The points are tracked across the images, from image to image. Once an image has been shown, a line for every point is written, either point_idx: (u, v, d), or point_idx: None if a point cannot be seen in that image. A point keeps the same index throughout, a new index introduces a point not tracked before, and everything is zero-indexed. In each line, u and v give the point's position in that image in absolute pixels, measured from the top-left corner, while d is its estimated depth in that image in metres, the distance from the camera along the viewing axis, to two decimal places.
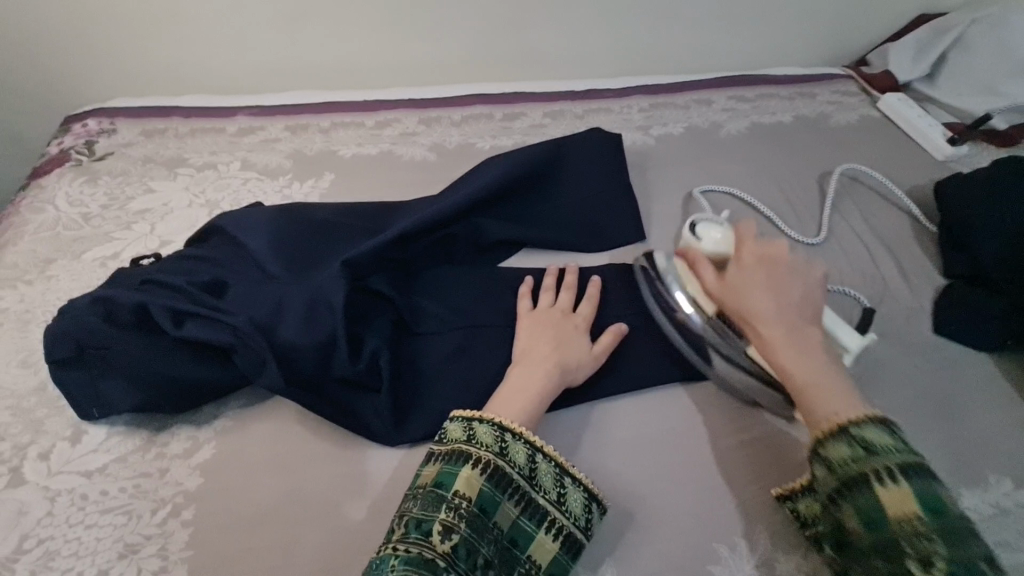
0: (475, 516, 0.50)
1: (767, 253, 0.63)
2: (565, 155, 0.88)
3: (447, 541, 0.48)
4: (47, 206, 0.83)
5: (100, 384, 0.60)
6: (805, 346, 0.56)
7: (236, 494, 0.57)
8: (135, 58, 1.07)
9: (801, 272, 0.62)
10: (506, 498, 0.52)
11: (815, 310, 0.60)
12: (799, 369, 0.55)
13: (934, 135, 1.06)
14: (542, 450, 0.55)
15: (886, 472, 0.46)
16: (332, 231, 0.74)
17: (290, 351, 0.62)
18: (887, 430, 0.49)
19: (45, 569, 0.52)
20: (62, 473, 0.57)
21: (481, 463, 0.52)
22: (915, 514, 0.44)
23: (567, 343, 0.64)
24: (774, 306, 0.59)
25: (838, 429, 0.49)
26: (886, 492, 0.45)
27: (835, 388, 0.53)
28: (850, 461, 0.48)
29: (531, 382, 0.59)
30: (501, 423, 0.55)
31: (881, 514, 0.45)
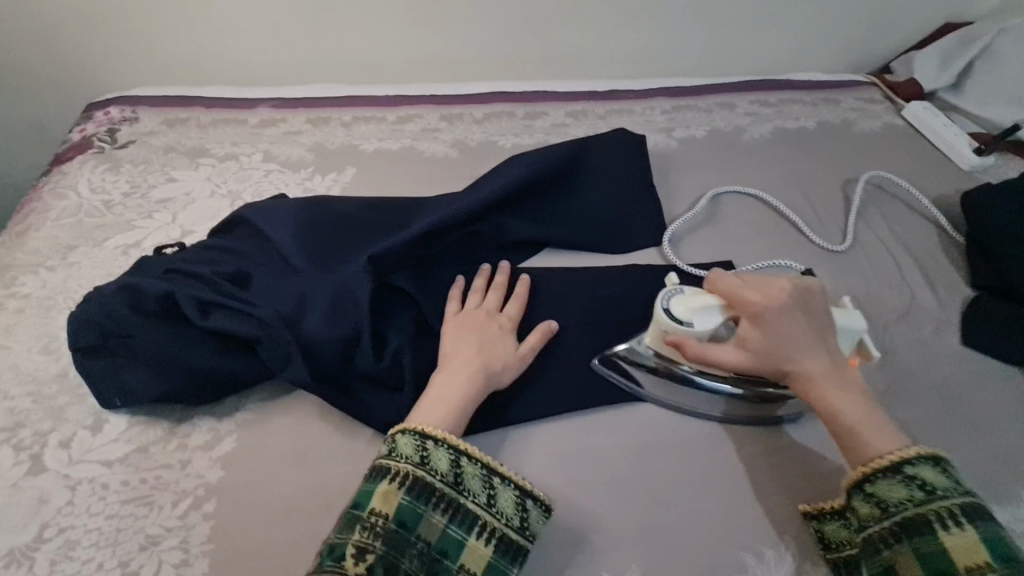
0: (393, 533, 0.48)
1: (772, 299, 0.57)
2: (589, 156, 0.87)
3: (363, 562, 0.47)
4: (70, 193, 0.83)
5: (122, 373, 0.59)
6: (839, 381, 0.56)
7: (256, 488, 0.56)
8: (158, 47, 1.06)
9: (807, 302, 0.59)
10: (429, 509, 0.50)
11: (831, 335, 0.59)
12: (853, 419, 0.54)
13: (961, 144, 1.04)
14: (466, 452, 0.53)
15: (951, 515, 0.47)
16: (356, 225, 0.74)
17: (314, 345, 0.61)
18: (941, 469, 0.50)
19: (65, 559, 0.51)
20: (83, 461, 0.57)
21: (398, 477, 0.50)
22: (983, 560, 0.45)
23: (491, 346, 0.62)
24: (805, 350, 0.56)
25: (889, 469, 0.50)
26: (951, 536, 0.46)
27: (879, 423, 0.53)
28: (908, 501, 0.49)
29: (453, 389, 0.57)
30: (422, 431, 0.53)
31: (947, 561, 0.45)
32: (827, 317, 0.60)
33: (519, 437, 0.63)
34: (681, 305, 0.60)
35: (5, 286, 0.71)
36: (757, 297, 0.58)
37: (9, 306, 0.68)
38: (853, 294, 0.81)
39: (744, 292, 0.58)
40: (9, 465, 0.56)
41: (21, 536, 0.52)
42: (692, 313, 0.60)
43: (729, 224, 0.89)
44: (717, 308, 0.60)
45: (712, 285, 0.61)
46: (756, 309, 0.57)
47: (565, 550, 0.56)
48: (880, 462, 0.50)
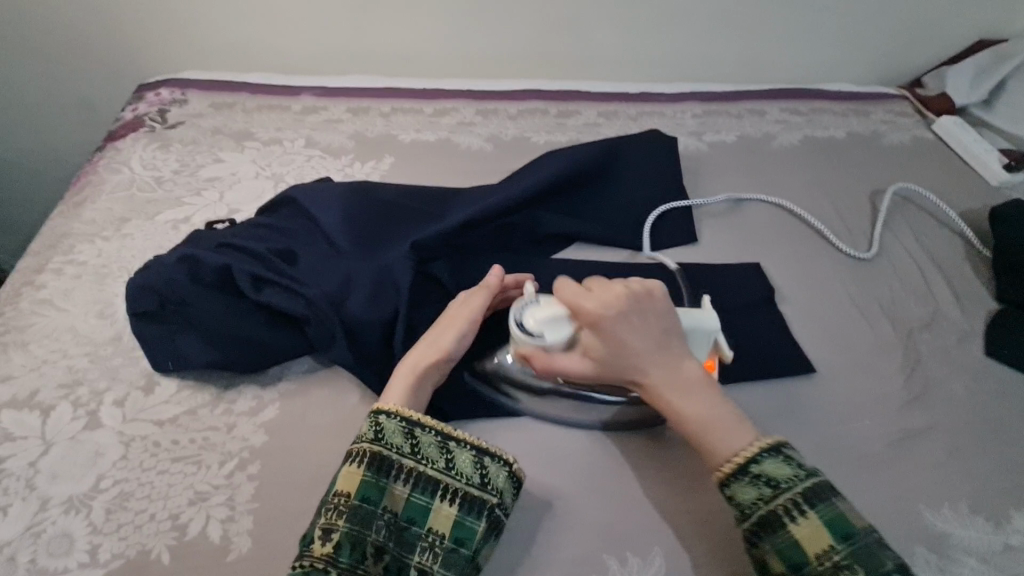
0: (356, 509, 0.51)
1: (604, 305, 0.55)
2: (621, 156, 0.90)
3: (329, 542, 0.49)
4: (123, 168, 0.87)
5: (177, 338, 0.63)
6: (688, 384, 0.55)
7: (290, 456, 0.59)
8: (206, 33, 1.10)
9: (644, 305, 0.56)
10: (390, 481, 0.53)
11: (675, 335, 0.57)
12: (692, 413, 0.54)
13: (990, 160, 1.05)
14: (420, 422, 0.55)
15: (794, 506, 0.49)
16: (398, 211, 0.77)
17: (356, 322, 0.64)
18: (783, 457, 0.52)
19: (119, 509, 0.54)
20: (136, 420, 0.60)
21: (359, 456, 0.53)
22: (827, 544, 0.48)
23: (438, 323, 0.63)
24: (648, 358, 0.55)
25: (739, 469, 0.52)
26: (799, 527, 0.49)
27: (725, 420, 0.54)
28: (758, 500, 0.50)
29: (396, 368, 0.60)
30: (376, 408, 0.56)
31: (801, 554, 0.48)
32: (667, 311, 0.57)
33: (524, 428, 0.64)
34: (531, 321, 0.59)
35: (63, 253, 0.74)
36: (593, 306, 0.56)
37: (68, 272, 0.72)
38: (877, 301, 0.82)
39: (583, 300, 0.56)
40: (68, 420, 0.59)
41: (79, 485, 0.55)
42: (541, 325, 0.59)
43: (755, 227, 0.90)
44: (559, 318, 0.58)
45: (558, 295, 0.59)
46: (595, 321, 0.55)
47: (581, 531, 0.57)
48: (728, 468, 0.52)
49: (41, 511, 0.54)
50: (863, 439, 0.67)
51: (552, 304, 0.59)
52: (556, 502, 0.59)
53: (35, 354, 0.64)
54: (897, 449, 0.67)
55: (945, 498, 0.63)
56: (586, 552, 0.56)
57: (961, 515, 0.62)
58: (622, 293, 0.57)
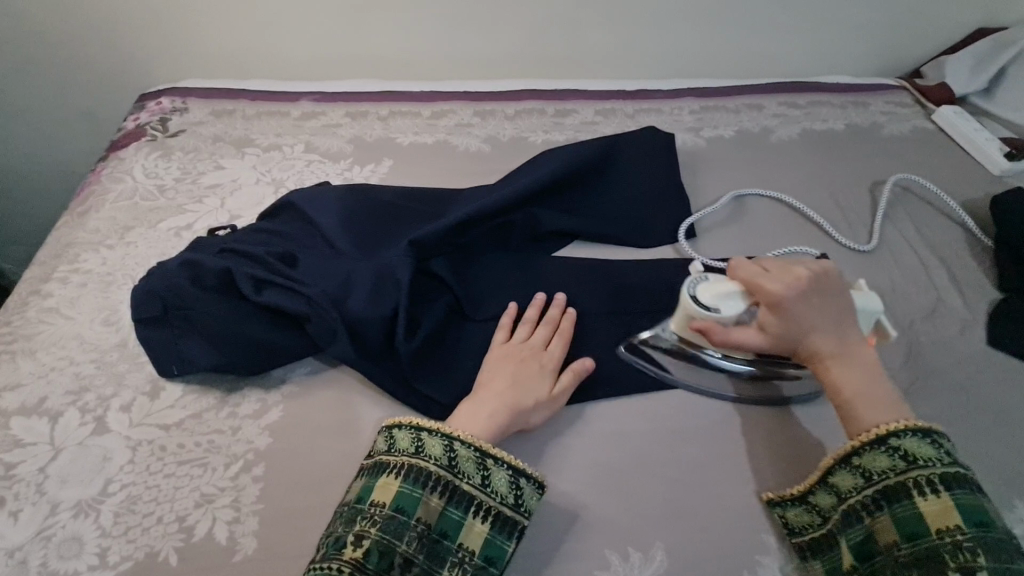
0: (390, 519, 0.50)
1: (787, 281, 0.59)
2: (619, 153, 0.90)
3: (359, 548, 0.49)
4: (126, 177, 0.88)
5: (181, 343, 0.64)
6: (855, 364, 0.57)
7: (297, 459, 0.59)
8: (205, 40, 1.11)
9: (824, 287, 0.60)
10: (427, 493, 0.52)
11: (849, 320, 0.60)
12: (856, 387, 0.56)
13: (991, 148, 1.04)
14: (460, 437, 0.55)
15: (928, 483, 0.50)
16: (397, 213, 0.77)
17: (357, 322, 0.65)
18: (929, 442, 0.52)
19: (128, 512, 0.55)
20: (143, 424, 0.61)
21: (397, 468, 0.53)
22: (954, 524, 0.48)
23: (525, 382, 0.62)
24: (819, 332, 0.58)
25: (877, 440, 0.53)
26: (927, 503, 0.49)
27: (882, 399, 0.55)
28: (890, 470, 0.52)
29: (479, 417, 0.58)
30: (416, 423, 0.56)
31: (923, 527, 0.49)
32: (844, 298, 0.60)
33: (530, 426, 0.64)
34: (706, 292, 0.62)
35: (69, 262, 0.75)
36: (777, 283, 0.59)
37: (74, 280, 0.73)
38: (879, 293, 0.82)
39: (765, 279, 0.60)
40: (76, 426, 0.60)
41: (87, 489, 0.56)
42: (718, 299, 0.61)
43: (752, 222, 0.90)
44: (739, 296, 0.61)
45: (733, 273, 0.63)
46: (777, 296, 0.59)
47: (588, 531, 0.57)
48: (873, 436, 0.53)
49: (50, 515, 0.54)
50: None
51: (726, 281, 0.62)
52: (559, 496, 0.59)
53: (42, 361, 0.65)
54: None
55: None
56: (594, 553, 0.56)
57: None
58: (803, 274, 0.60)
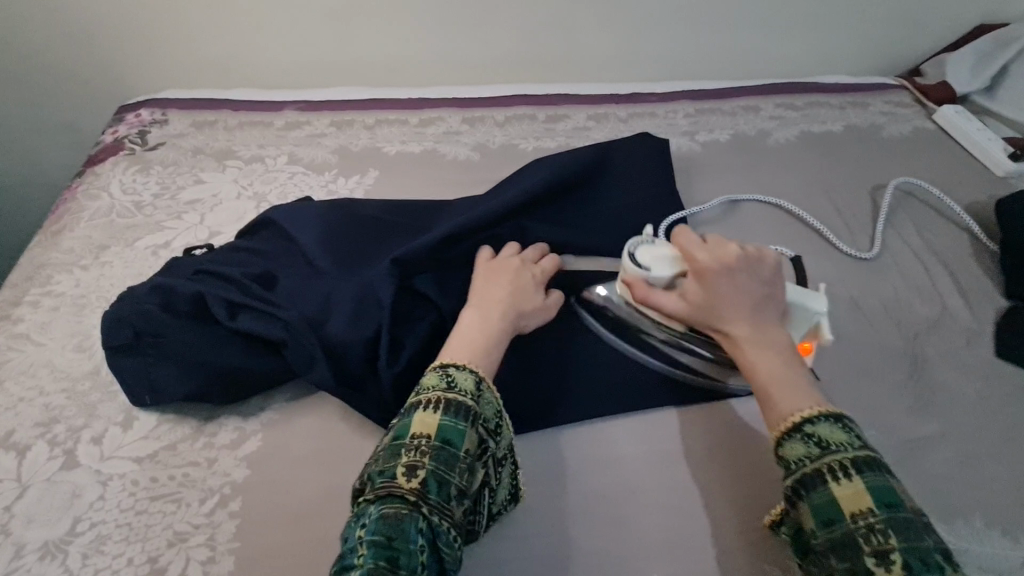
0: (439, 450, 0.47)
1: (715, 256, 0.58)
2: (612, 161, 0.87)
3: (415, 479, 0.45)
4: (103, 194, 0.85)
5: (153, 370, 0.61)
6: (772, 349, 0.54)
7: (276, 490, 0.57)
8: (186, 49, 1.08)
9: (753, 267, 0.58)
10: (468, 427, 0.49)
11: (776, 304, 0.58)
12: (766, 369, 0.53)
13: (995, 150, 1.01)
14: (487, 380, 0.53)
15: (840, 467, 0.46)
16: (380, 227, 0.75)
17: (337, 345, 0.62)
18: (840, 425, 0.49)
19: (96, 553, 0.52)
20: (114, 457, 0.58)
21: (432, 403, 0.49)
22: (867, 507, 0.44)
23: (522, 292, 0.63)
24: (741, 311, 0.56)
25: (795, 428, 0.49)
26: (840, 488, 0.45)
27: (797, 383, 0.52)
28: (806, 458, 0.47)
29: (486, 328, 0.57)
30: (444, 362, 0.53)
31: (837, 512, 0.45)
32: (776, 281, 0.59)
33: (524, 451, 0.62)
34: (646, 252, 0.64)
35: (41, 284, 0.73)
36: (706, 257, 0.59)
37: (45, 304, 0.70)
38: (881, 303, 0.79)
39: (696, 251, 0.59)
40: (44, 460, 0.58)
41: (54, 529, 0.53)
42: (653, 260, 0.63)
43: (751, 230, 0.87)
44: (673, 260, 0.63)
45: (676, 240, 0.62)
46: (703, 270, 0.58)
47: (583, 561, 0.54)
48: (787, 423, 0.49)
49: (15, 558, 0.52)
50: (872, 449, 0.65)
51: (666, 246, 0.64)
52: (553, 527, 0.56)
53: (9, 392, 0.62)
54: (906, 461, 0.64)
55: (958, 511, 0.61)
56: None
57: (975, 530, 0.59)
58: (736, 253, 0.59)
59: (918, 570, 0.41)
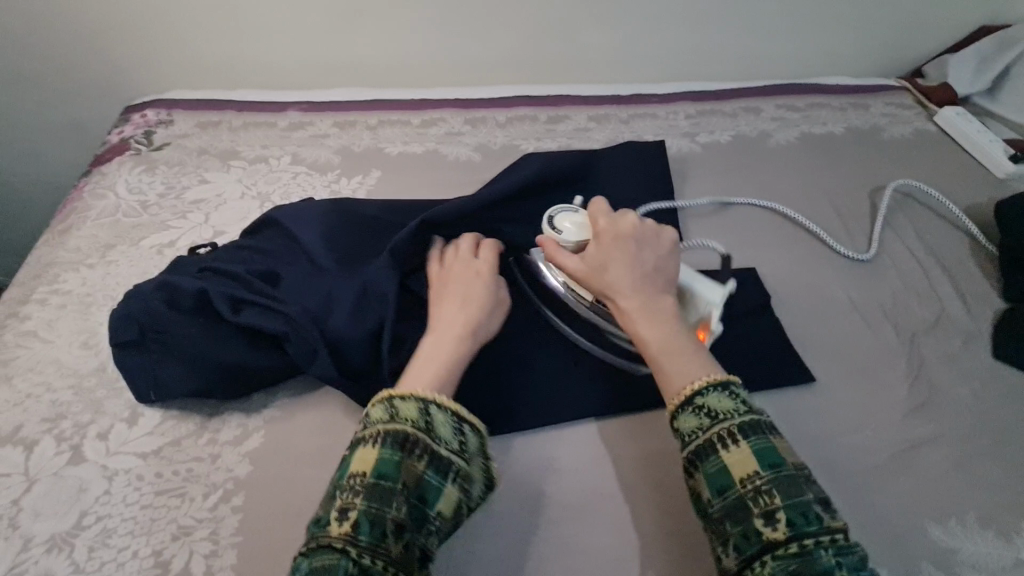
0: (372, 487, 0.45)
1: (603, 241, 0.61)
2: (601, 164, 0.88)
3: (347, 522, 0.44)
4: (109, 193, 0.86)
5: (158, 367, 0.62)
6: (663, 320, 0.56)
7: (279, 485, 0.58)
8: (192, 49, 1.09)
9: (639, 247, 0.61)
10: (409, 457, 0.47)
11: (665, 279, 0.60)
12: (659, 340, 0.55)
13: (996, 152, 1.01)
14: (437, 402, 0.51)
15: (728, 435, 0.48)
16: (382, 227, 0.76)
17: (340, 340, 0.63)
18: (728, 393, 0.50)
19: (102, 546, 0.54)
20: (120, 453, 0.59)
21: (370, 437, 0.48)
22: (753, 471, 0.46)
23: (475, 302, 0.63)
24: (632, 288, 0.58)
25: (686, 401, 0.50)
26: (729, 454, 0.47)
27: (689, 355, 0.54)
28: (697, 429, 0.49)
29: (439, 351, 0.57)
30: (388, 393, 0.51)
31: (727, 478, 0.47)
32: (667, 256, 0.62)
33: (520, 450, 0.63)
34: (564, 218, 0.66)
35: (48, 282, 0.74)
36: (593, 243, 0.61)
37: (52, 302, 0.72)
38: (879, 304, 0.80)
39: (602, 223, 0.63)
40: (51, 455, 0.59)
41: (61, 523, 0.55)
42: (572, 225, 0.65)
43: (748, 231, 0.88)
44: (583, 229, 0.65)
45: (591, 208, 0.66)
46: (602, 240, 0.61)
47: (578, 553, 0.56)
48: (679, 396, 0.51)
49: (22, 551, 0.53)
50: (866, 450, 0.65)
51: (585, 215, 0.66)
52: (549, 520, 0.58)
53: (18, 388, 0.63)
54: (901, 460, 0.64)
55: (952, 512, 0.61)
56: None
57: (969, 529, 0.60)
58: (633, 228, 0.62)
59: (799, 525, 0.43)
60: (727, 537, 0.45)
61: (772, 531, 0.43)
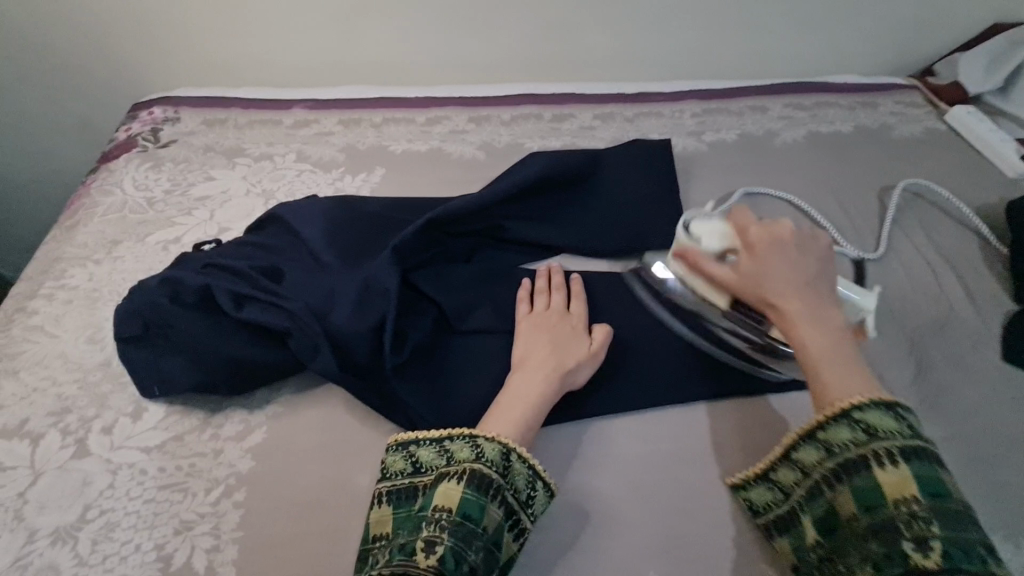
0: (458, 525, 0.47)
1: (767, 235, 0.62)
2: (605, 162, 0.88)
3: (432, 555, 0.45)
4: (115, 190, 0.87)
5: (162, 362, 0.63)
6: (824, 327, 0.55)
7: (279, 481, 0.58)
8: (199, 47, 1.10)
9: (808, 252, 0.61)
10: (491, 502, 0.50)
11: (829, 289, 0.59)
12: (815, 346, 0.54)
13: (1007, 151, 1.00)
14: (517, 451, 0.54)
15: (886, 454, 0.47)
16: (384, 224, 0.76)
17: (341, 336, 0.63)
18: (893, 413, 0.49)
19: (105, 539, 0.54)
20: (123, 447, 0.60)
21: (457, 474, 0.51)
22: (911, 494, 0.45)
23: (564, 346, 0.63)
24: (795, 287, 0.58)
25: (840, 413, 0.50)
26: (885, 475, 0.46)
27: (850, 366, 0.52)
28: (850, 443, 0.49)
29: (527, 392, 0.58)
30: (470, 433, 0.54)
31: (879, 497, 0.46)
32: (825, 269, 0.61)
33: None
34: (701, 227, 0.68)
35: (55, 278, 0.74)
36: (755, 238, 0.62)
37: (59, 297, 0.72)
38: (887, 305, 0.79)
39: (751, 227, 0.64)
40: (56, 448, 0.59)
41: (66, 516, 0.55)
42: (700, 232, 0.68)
43: None
44: (723, 236, 0.67)
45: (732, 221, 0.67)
46: (752, 243, 0.62)
47: (581, 558, 0.56)
48: (833, 408, 0.50)
49: (27, 543, 0.54)
50: None
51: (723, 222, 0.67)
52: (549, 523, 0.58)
53: (24, 381, 0.64)
54: None
55: None
56: None
57: None
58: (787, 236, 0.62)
59: (957, 559, 0.41)
60: (869, 553, 0.45)
61: (923, 558, 0.42)
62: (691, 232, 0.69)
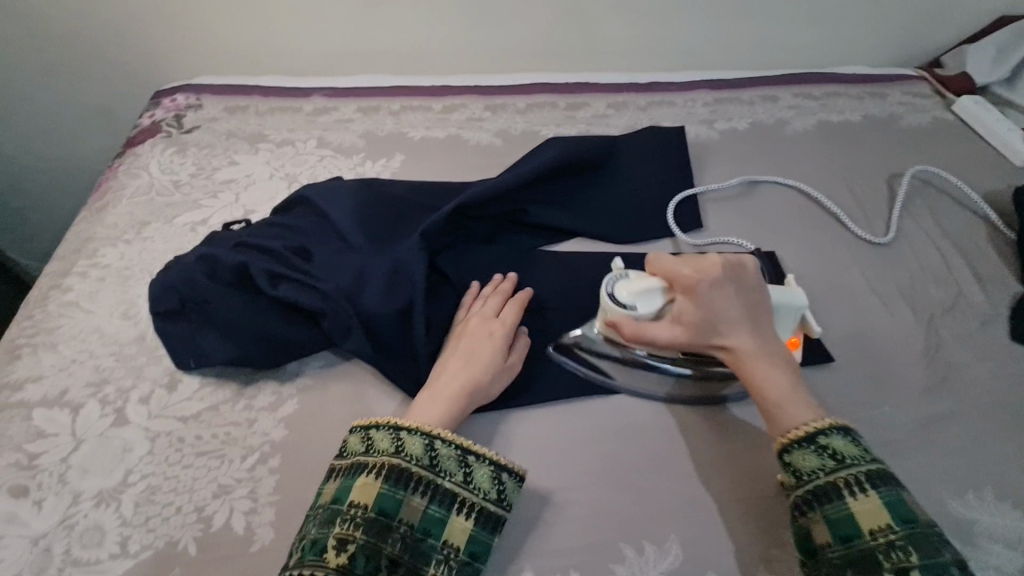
0: (373, 521, 0.50)
1: (703, 272, 0.58)
2: (620, 150, 0.90)
3: (344, 553, 0.49)
4: (142, 173, 0.89)
5: (198, 336, 0.65)
6: (772, 359, 0.56)
7: (311, 449, 0.60)
8: (218, 37, 1.11)
9: (740, 282, 0.59)
10: (410, 493, 0.52)
11: (766, 315, 0.59)
12: (771, 382, 0.55)
13: (1014, 139, 1.02)
14: (440, 436, 0.55)
15: (856, 482, 0.49)
16: (406, 206, 0.78)
17: (371, 317, 0.65)
18: (850, 437, 0.51)
19: (147, 501, 0.56)
20: (160, 416, 0.62)
21: (376, 468, 0.53)
22: (885, 523, 0.47)
23: (479, 356, 0.62)
24: (739, 327, 0.57)
25: (806, 439, 0.51)
26: (857, 503, 0.48)
27: (801, 395, 0.54)
28: (819, 470, 0.50)
29: (437, 401, 0.58)
30: (393, 423, 0.55)
31: (854, 527, 0.48)
32: (760, 292, 0.60)
33: (543, 421, 0.64)
34: (624, 289, 0.62)
35: (88, 256, 0.77)
36: (692, 272, 0.59)
37: (92, 275, 0.74)
38: (897, 286, 0.81)
39: (680, 267, 0.60)
40: (96, 418, 0.61)
41: (108, 480, 0.57)
42: (635, 296, 0.61)
43: (767, 213, 0.89)
44: (657, 292, 0.61)
45: (652, 268, 0.62)
46: (687, 284, 0.58)
47: (602, 526, 0.57)
48: (796, 438, 0.52)
49: (72, 506, 0.56)
50: (886, 427, 0.66)
51: (645, 278, 0.62)
52: (573, 491, 0.59)
53: (63, 354, 0.66)
54: (919, 436, 0.66)
55: (969, 486, 0.62)
56: (612, 548, 0.56)
57: (986, 502, 0.61)
58: (718, 269, 0.59)
59: None
60: None
61: None
62: (623, 300, 0.61)
